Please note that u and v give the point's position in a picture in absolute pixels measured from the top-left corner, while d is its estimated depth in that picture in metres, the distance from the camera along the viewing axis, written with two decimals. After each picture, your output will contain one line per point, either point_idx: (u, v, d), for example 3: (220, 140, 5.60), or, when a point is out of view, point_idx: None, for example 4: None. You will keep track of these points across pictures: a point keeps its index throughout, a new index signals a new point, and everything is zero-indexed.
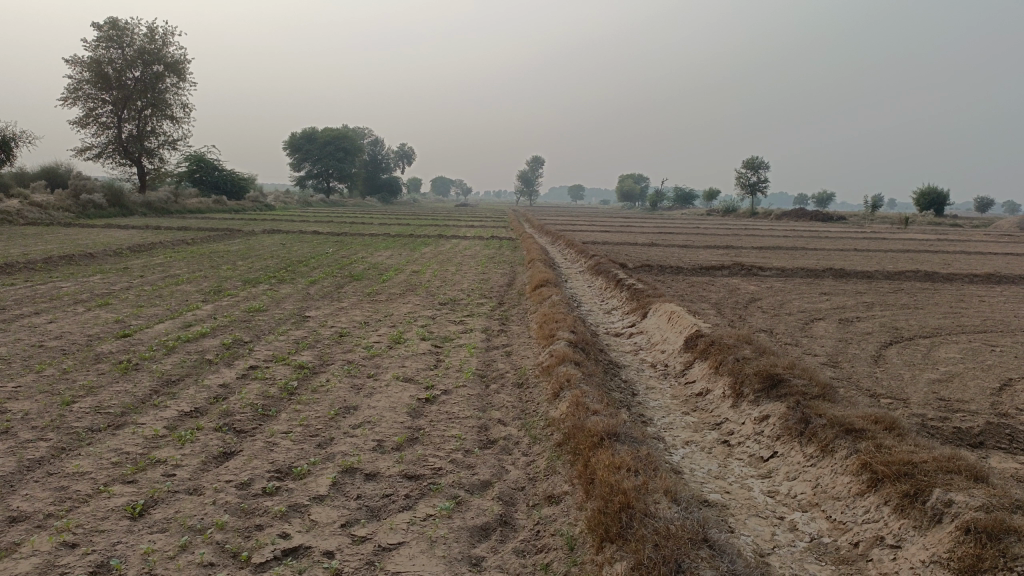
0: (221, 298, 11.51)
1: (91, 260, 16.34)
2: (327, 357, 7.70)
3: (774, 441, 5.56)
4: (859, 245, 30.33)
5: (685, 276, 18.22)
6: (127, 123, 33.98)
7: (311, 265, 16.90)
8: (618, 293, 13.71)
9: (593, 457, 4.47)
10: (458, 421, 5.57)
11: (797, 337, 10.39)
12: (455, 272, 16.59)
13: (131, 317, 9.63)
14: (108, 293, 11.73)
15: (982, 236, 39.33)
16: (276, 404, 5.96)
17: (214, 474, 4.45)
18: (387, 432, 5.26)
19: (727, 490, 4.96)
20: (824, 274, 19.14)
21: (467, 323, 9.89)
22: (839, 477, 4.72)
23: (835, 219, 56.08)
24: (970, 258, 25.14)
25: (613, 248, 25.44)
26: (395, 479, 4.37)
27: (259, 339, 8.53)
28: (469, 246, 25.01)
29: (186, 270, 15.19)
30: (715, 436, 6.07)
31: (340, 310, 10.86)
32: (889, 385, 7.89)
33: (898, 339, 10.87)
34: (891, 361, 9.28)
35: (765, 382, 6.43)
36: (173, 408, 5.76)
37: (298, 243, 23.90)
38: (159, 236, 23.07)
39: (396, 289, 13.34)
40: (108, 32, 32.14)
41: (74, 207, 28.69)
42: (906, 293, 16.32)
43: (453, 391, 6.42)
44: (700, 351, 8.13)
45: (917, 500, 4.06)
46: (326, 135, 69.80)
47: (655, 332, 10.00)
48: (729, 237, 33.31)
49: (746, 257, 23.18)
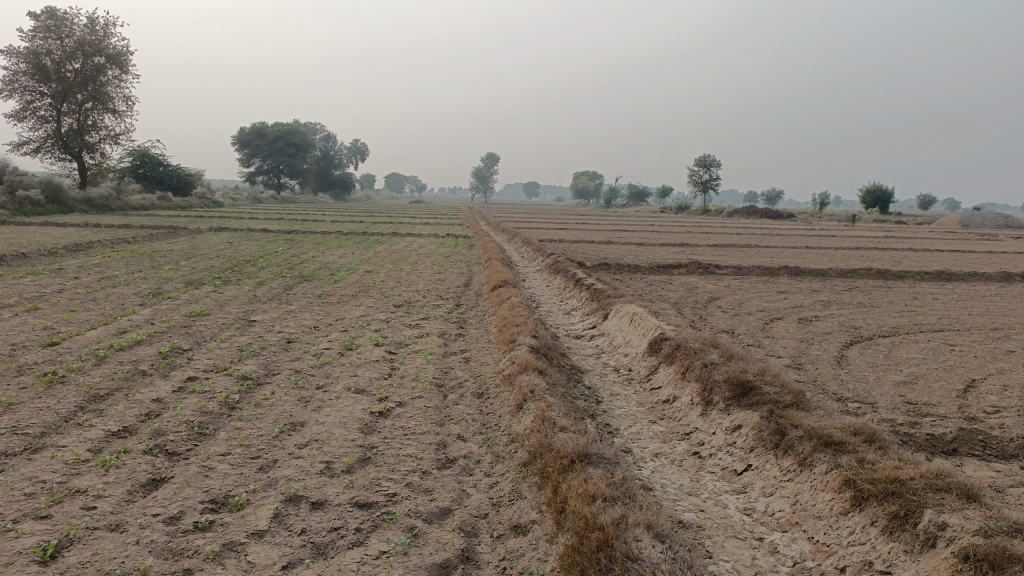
0: (160, 301, 10.89)
1: (22, 261, 15.42)
2: (273, 366, 7.21)
3: (747, 453, 5.29)
4: (812, 242, 30.67)
5: (643, 274, 18.06)
6: (66, 116, 32.59)
7: (260, 265, 16.25)
8: (577, 293, 13.41)
9: (563, 482, 4.12)
10: (414, 438, 5.17)
11: (760, 338, 10.21)
12: (410, 271, 16.14)
13: (61, 323, 8.96)
14: (38, 296, 11.00)
15: (926, 233, 40.15)
16: (215, 421, 5.48)
17: (141, 507, 3.97)
18: (336, 451, 4.84)
19: (702, 508, 4.66)
20: (780, 272, 19.16)
21: (423, 326, 9.48)
22: (820, 494, 4.47)
23: (785, 216, 56.83)
24: (918, 255, 25.56)
25: (569, 246, 25.22)
26: (344, 508, 3.96)
27: (200, 347, 7.99)
28: (424, 244, 24.56)
29: (124, 271, 14.44)
30: (685, 447, 5.78)
31: (289, 313, 10.33)
32: (856, 388, 7.73)
33: (859, 338, 10.79)
34: (854, 362, 9.14)
35: (735, 389, 6.17)
36: (99, 428, 5.23)
37: (247, 242, 23.12)
38: (99, 235, 22.07)
39: (348, 290, 12.83)
40: (46, 22, 30.74)
41: (10, 204, 27.40)
42: (862, 291, 16.36)
43: (409, 404, 6.01)
44: (665, 355, 7.85)
45: (907, 522, 3.82)
46: (276, 130, 68.27)
47: (616, 334, 9.72)
48: (684, 235, 33.39)
49: (701, 255, 23.16)
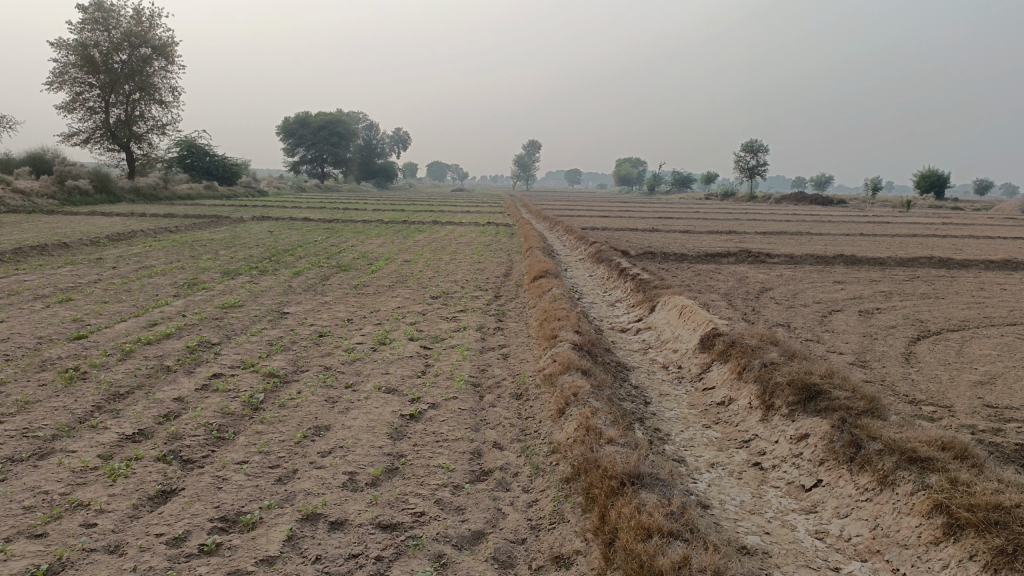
0: (194, 292, 10.66)
1: (64, 251, 15.41)
2: (301, 362, 6.85)
3: (816, 467, 4.75)
4: (866, 229, 29.49)
5: (690, 264, 17.37)
6: (114, 107, 32.92)
7: (298, 255, 16.00)
8: (622, 284, 12.86)
9: (611, 509, 3.65)
10: (446, 446, 4.73)
11: (818, 332, 9.57)
12: (449, 261, 15.76)
13: (91, 316, 8.74)
14: (73, 286, 10.85)
15: (986, 219, 38.41)
16: (236, 424, 5.12)
17: (145, 525, 3.60)
18: (362, 460, 4.43)
19: (767, 530, 4.14)
20: (835, 261, 18.30)
21: (460, 319, 9.05)
22: (905, 518, 3.92)
23: (836, 203, 55.13)
24: (981, 243, 24.33)
25: (612, 234, 24.58)
26: (365, 530, 3.54)
27: (229, 341, 7.67)
28: (464, 233, 24.18)
29: (162, 260, 14.29)
30: (744, 457, 5.26)
31: (323, 305, 10.00)
32: (928, 390, 7.08)
33: (926, 333, 10.05)
34: (924, 360, 8.45)
35: (799, 392, 5.60)
36: (112, 431, 4.90)
37: (287, 231, 22.96)
38: (143, 224, 22.14)
39: (385, 281, 12.47)
40: (93, 14, 31.02)
41: (59, 194, 27.77)
42: (924, 281, 15.47)
43: (442, 406, 5.57)
44: (718, 353, 7.30)
45: (1017, 560, 3.25)
46: (320, 119, 68.48)
47: (664, 328, 9.18)
48: (732, 222, 32.43)
49: (750, 243, 22.35)
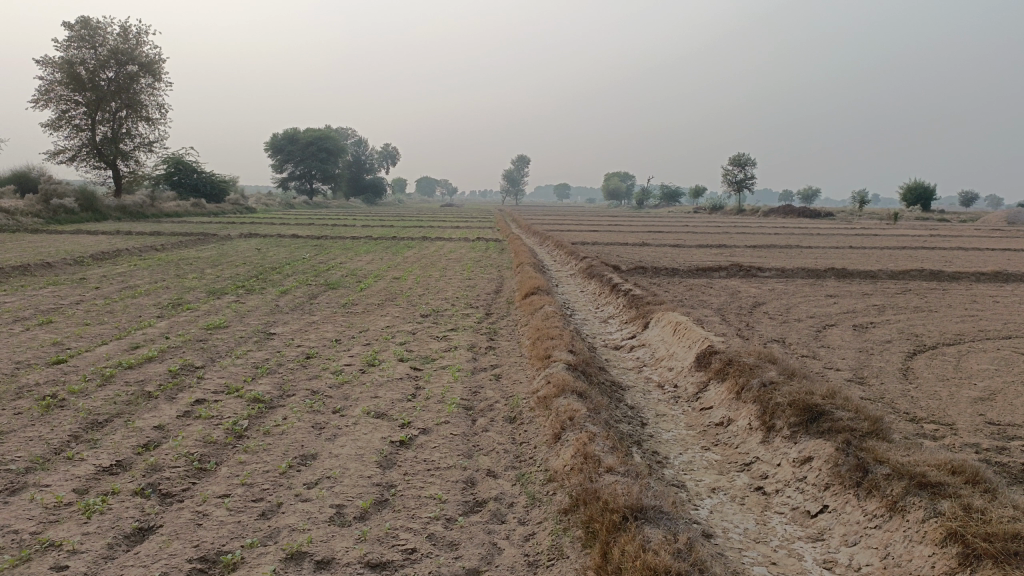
0: (179, 313, 10.44)
1: (46, 271, 15.15)
2: (288, 386, 6.64)
3: (821, 492, 4.59)
4: (855, 242, 29.55)
5: (682, 278, 17.27)
6: (101, 125, 32.67)
7: (286, 273, 15.80)
8: (614, 300, 12.72)
9: (613, 545, 3.48)
10: (437, 475, 4.55)
11: (814, 348, 9.44)
12: (439, 277, 15.58)
13: (72, 339, 8.50)
14: (54, 308, 10.62)
15: (974, 231, 38.55)
16: (218, 453, 4.92)
17: (119, 567, 3.39)
18: (350, 492, 4.23)
19: (773, 560, 3.98)
20: (826, 274, 18.23)
21: (451, 339, 8.87)
22: (916, 547, 3.76)
23: (824, 216, 55.36)
24: (970, 255, 24.36)
25: (602, 248, 24.49)
26: (354, 569, 3.35)
27: (213, 364, 7.46)
28: (453, 248, 24.02)
29: (147, 280, 14.05)
30: (746, 481, 5.10)
31: (311, 325, 9.80)
32: (929, 408, 6.93)
33: (922, 347, 9.94)
34: (922, 375, 8.32)
35: (801, 412, 5.45)
36: (88, 463, 4.69)
37: (275, 248, 22.74)
38: (128, 243, 21.85)
39: (374, 299, 12.29)
40: (79, 32, 30.83)
41: (44, 212, 27.44)
42: (916, 294, 15.39)
43: (433, 431, 5.39)
44: (715, 372, 7.15)
45: None
46: (309, 135, 68.36)
47: (659, 345, 9.03)
48: (723, 235, 32.38)
49: (741, 257, 22.29)
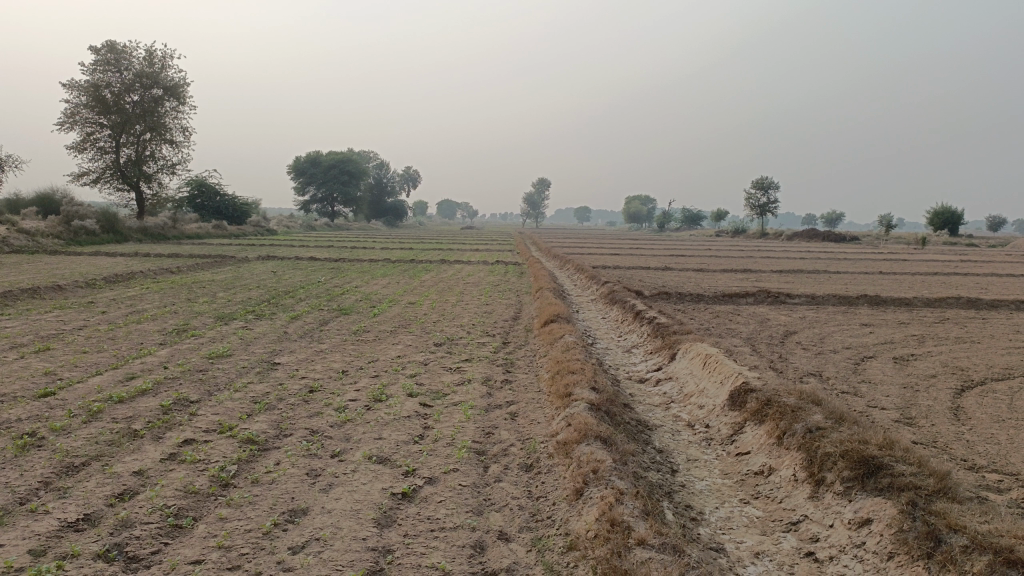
0: (182, 340, 9.97)
1: (56, 293, 14.83)
2: (285, 425, 6.12)
3: (884, 562, 3.97)
4: (882, 267, 28.72)
5: (707, 305, 16.64)
6: (125, 147, 32.70)
7: (299, 297, 15.37)
8: (638, 328, 12.13)
9: None
10: (443, 537, 3.99)
11: (855, 383, 8.76)
12: (456, 303, 15.08)
13: (66, 368, 8.05)
14: (55, 334, 10.20)
15: (1005, 256, 37.47)
16: (199, 507, 4.38)
17: None
18: (340, 559, 3.68)
19: None
20: (859, 301, 17.51)
21: (464, 371, 8.32)
22: None
23: (850, 240, 54.37)
24: (1006, 281, 23.46)
25: (624, 272, 23.94)
26: None
27: (209, 399, 6.95)
28: (472, 271, 23.54)
29: (156, 304, 13.65)
30: (794, 544, 4.48)
31: (318, 354, 9.30)
32: (989, 454, 6.25)
33: (971, 383, 9.21)
34: (975, 415, 7.63)
35: (856, 466, 4.84)
36: (52, 517, 4.16)
37: (292, 270, 22.38)
38: (145, 264, 21.59)
39: (386, 325, 11.82)
40: (105, 56, 30.96)
41: (66, 233, 27.35)
42: (956, 323, 14.62)
43: (440, 481, 4.83)
44: (751, 413, 6.54)
45: None
46: (331, 158, 68.59)
47: (687, 380, 8.42)
48: (747, 260, 31.61)
49: (768, 282, 21.56)
